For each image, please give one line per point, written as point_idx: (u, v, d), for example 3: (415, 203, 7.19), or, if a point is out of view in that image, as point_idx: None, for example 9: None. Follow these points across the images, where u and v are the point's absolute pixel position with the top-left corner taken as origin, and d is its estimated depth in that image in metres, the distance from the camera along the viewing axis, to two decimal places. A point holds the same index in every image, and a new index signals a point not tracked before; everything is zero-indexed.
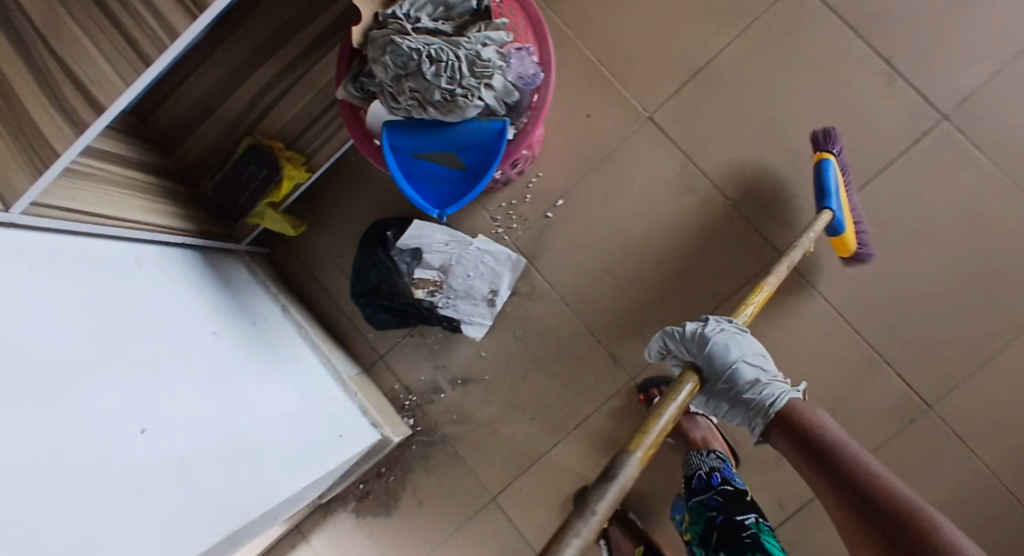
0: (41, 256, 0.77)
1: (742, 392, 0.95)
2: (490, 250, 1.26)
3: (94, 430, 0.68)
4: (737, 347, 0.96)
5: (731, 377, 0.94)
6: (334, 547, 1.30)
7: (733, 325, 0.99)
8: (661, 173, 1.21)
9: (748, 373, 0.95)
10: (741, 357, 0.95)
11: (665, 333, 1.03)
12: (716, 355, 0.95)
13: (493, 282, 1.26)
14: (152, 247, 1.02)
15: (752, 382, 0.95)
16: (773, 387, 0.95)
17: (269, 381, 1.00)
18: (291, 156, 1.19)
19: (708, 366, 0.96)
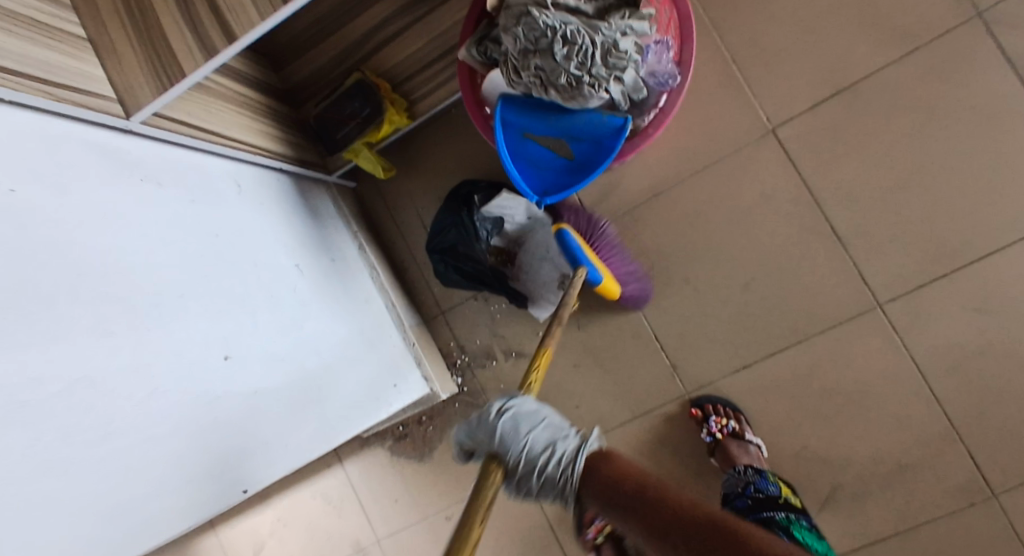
0: (155, 168, 0.79)
1: (550, 464, 0.76)
2: (566, 231, 1.23)
3: (181, 354, 0.70)
4: (518, 426, 0.78)
5: (525, 453, 0.77)
6: (364, 476, 1.37)
7: (513, 404, 0.81)
8: (771, 192, 1.14)
9: (537, 439, 0.77)
10: (528, 432, 0.78)
11: (460, 429, 0.83)
12: (511, 440, 0.77)
13: (563, 266, 1.22)
14: (251, 169, 1.03)
15: (540, 457, 0.76)
16: (565, 447, 0.77)
17: (338, 323, 1.02)
18: (395, 100, 1.16)
19: (501, 449, 0.77)
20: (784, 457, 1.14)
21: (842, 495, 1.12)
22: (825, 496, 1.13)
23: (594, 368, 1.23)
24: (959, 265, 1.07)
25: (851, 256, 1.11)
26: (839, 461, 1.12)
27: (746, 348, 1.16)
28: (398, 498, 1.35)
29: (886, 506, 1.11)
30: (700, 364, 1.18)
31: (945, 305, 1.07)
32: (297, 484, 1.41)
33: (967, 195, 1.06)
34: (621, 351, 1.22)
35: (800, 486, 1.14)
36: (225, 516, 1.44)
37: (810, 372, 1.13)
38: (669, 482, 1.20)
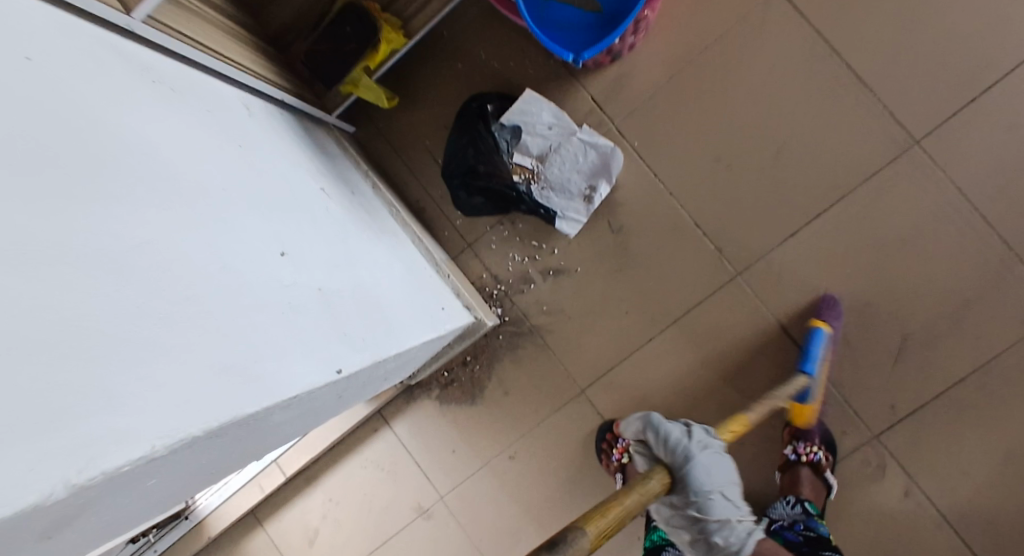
0: (161, 72, 0.71)
1: (710, 525, 0.81)
2: (596, 141, 1.17)
3: (244, 241, 0.61)
4: (708, 472, 0.80)
5: (701, 507, 0.79)
6: (415, 434, 1.30)
7: (712, 440, 0.83)
8: (788, 52, 1.12)
9: (719, 510, 0.80)
10: (716, 488, 0.80)
11: (648, 417, 0.85)
12: (694, 477, 0.79)
13: (591, 179, 1.18)
14: (255, 97, 0.95)
15: (711, 518, 0.80)
16: (741, 527, 0.83)
17: (376, 246, 0.94)
18: (388, 19, 1.10)
19: (681, 482, 0.79)
20: (851, 316, 1.12)
21: (915, 342, 1.10)
22: (897, 347, 1.11)
23: (637, 270, 1.19)
24: (985, 88, 1.07)
25: (879, 100, 1.10)
26: (904, 309, 1.11)
27: (788, 217, 1.13)
28: (456, 449, 1.28)
29: (960, 343, 1.09)
30: (746, 242, 1.15)
31: (978, 130, 1.08)
32: (344, 458, 1.32)
33: (980, 17, 1.06)
34: (661, 246, 1.18)
35: (872, 343, 1.12)
36: (270, 509, 1.34)
37: (857, 226, 1.11)
38: (739, 367, 1.16)
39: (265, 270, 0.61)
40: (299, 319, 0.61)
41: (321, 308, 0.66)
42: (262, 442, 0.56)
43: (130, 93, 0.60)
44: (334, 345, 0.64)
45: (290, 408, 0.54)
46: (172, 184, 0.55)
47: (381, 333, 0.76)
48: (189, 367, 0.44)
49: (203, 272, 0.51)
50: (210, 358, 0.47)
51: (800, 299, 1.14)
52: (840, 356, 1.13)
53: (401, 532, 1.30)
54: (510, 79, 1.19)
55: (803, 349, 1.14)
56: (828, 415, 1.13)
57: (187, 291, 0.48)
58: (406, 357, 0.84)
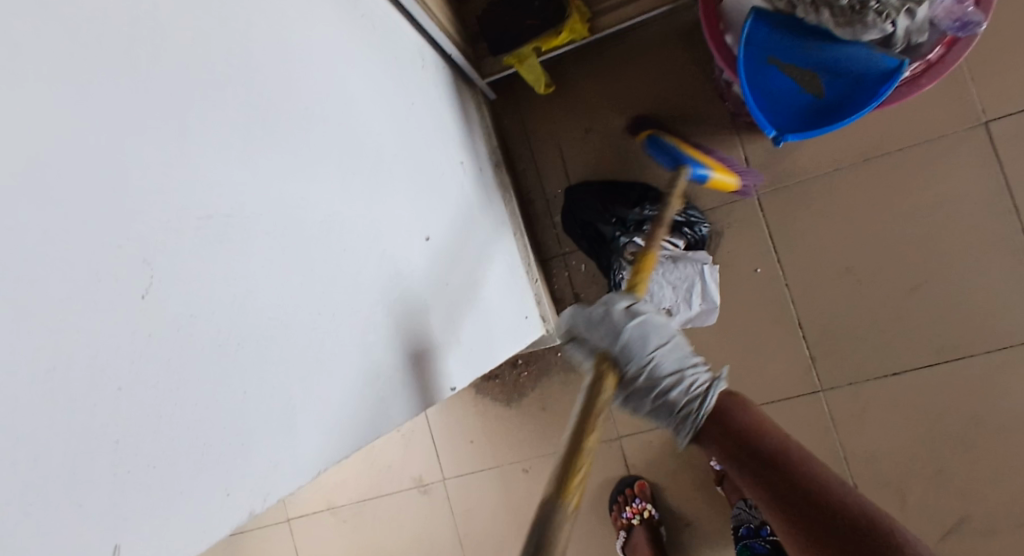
0: (365, 8, 0.67)
1: (664, 385, 0.70)
2: (706, 291, 1.12)
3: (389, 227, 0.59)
4: (646, 338, 0.70)
5: (648, 363, 0.69)
6: (440, 412, 1.28)
7: (645, 309, 0.71)
8: (965, 190, 1.05)
9: (668, 360, 0.70)
10: (658, 349, 0.70)
11: (575, 308, 0.74)
12: (631, 348, 0.69)
13: (675, 304, 1.12)
14: (428, 45, 0.91)
15: (665, 373, 0.70)
16: (695, 377, 0.70)
17: (489, 240, 0.92)
18: (580, 7, 1.03)
19: (623, 356, 0.69)
20: (917, 475, 1.07)
21: (969, 526, 1.05)
22: (950, 523, 1.06)
23: (721, 345, 1.14)
24: None
25: None
26: (974, 490, 1.05)
27: (893, 353, 1.08)
28: (475, 441, 1.26)
29: (1013, 544, 1.04)
30: (841, 363, 1.09)
31: None
32: None
33: None
34: (755, 330, 1.13)
35: (925, 509, 1.07)
36: None
37: (961, 391, 1.05)
38: None
39: (402, 256, 0.61)
40: (422, 316, 0.62)
41: (437, 306, 0.66)
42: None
43: (341, 40, 0.58)
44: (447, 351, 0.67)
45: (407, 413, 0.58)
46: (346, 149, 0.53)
47: (481, 341, 0.78)
48: (351, 378, 0.48)
49: (359, 264, 0.52)
50: (359, 364, 0.50)
51: (871, 438, 1.09)
52: (888, 511, 1.07)
53: (393, 495, 1.30)
54: (672, 109, 1.14)
55: (854, 488, 1.09)
56: None
57: (348, 291, 0.49)
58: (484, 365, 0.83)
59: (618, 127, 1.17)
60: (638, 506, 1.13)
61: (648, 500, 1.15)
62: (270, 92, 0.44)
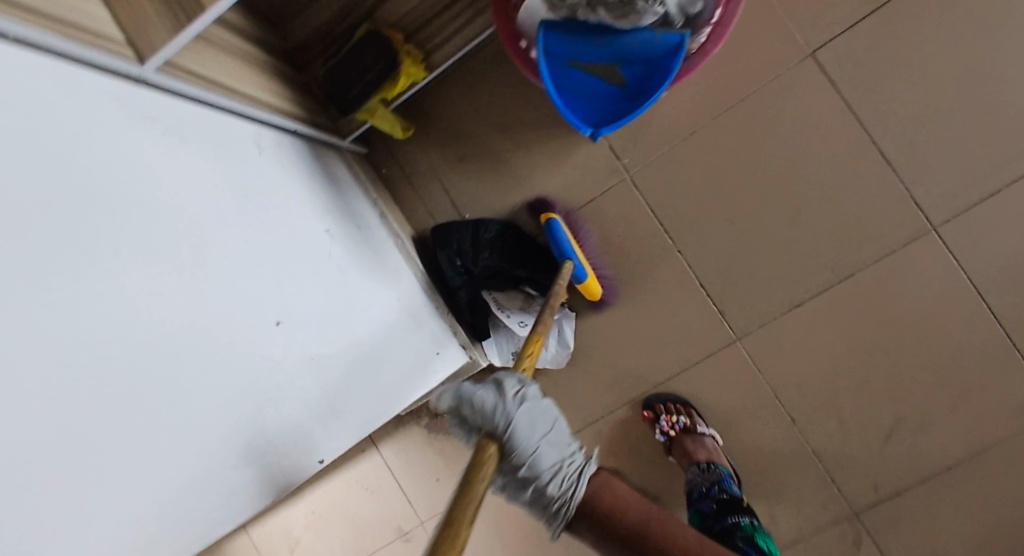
0: (173, 121, 0.70)
1: (544, 485, 0.76)
2: (562, 335, 1.21)
3: (219, 324, 0.65)
4: (533, 428, 0.74)
5: (529, 463, 0.74)
6: (401, 458, 1.31)
7: (531, 390, 0.76)
8: (812, 121, 1.10)
9: (547, 461, 0.76)
10: (543, 440, 0.75)
11: (459, 387, 0.76)
12: (519, 436, 0.72)
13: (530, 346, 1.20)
14: (269, 129, 0.94)
15: (541, 473, 0.76)
16: (570, 469, 0.79)
17: (378, 293, 0.96)
18: (410, 51, 1.06)
19: (509, 445, 0.71)
20: (846, 393, 1.12)
21: (905, 428, 1.10)
22: (887, 430, 1.11)
23: (638, 322, 1.19)
24: (1008, 182, 1.05)
25: (902, 182, 1.08)
26: (901, 393, 1.10)
27: (792, 288, 1.13)
28: (440, 477, 1.29)
29: (951, 435, 1.09)
30: (750, 308, 1.14)
31: (997, 224, 1.06)
32: (329, 473, 1.34)
33: (1010, 111, 1.05)
34: (664, 300, 1.18)
35: (862, 423, 1.12)
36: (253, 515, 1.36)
37: (863, 306, 1.10)
38: (730, 428, 1.17)
39: (235, 345, 0.67)
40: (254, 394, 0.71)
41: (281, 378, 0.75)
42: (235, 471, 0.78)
43: (142, 166, 0.61)
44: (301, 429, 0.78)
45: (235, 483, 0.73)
46: (153, 270, 0.58)
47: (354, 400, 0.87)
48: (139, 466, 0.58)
49: (179, 397, 0.61)
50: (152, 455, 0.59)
51: (795, 371, 1.13)
52: (828, 434, 1.13)
53: (378, 551, 1.32)
54: (531, 119, 1.19)
55: (793, 421, 1.14)
56: (811, 488, 1.13)
57: (152, 398, 0.58)
58: (372, 403, 0.92)
59: (488, 148, 1.22)
60: None
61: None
62: (47, 251, 0.48)
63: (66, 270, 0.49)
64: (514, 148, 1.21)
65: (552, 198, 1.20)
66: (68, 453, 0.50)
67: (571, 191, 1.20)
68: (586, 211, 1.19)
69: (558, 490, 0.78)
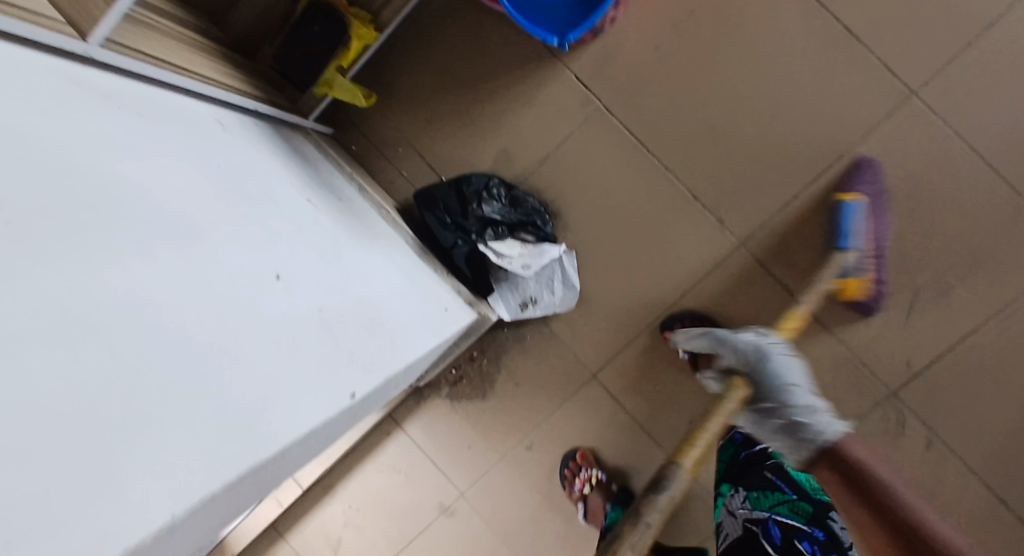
0: (124, 96, 0.66)
1: (796, 416, 0.84)
2: (566, 276, 1.18)
3: (224, 281, 0.58)
4: (785, 367, 0.90)
5: (779, 395, 0.87)
6: (429, 433, 1.29)
7: (787, 344, 0.94)
8: (772, 11, 1.09)
9: (801, 398, 0.86)
10: (796, 383, 0.88)
11: (713, 329, 1.01)
12: (770, 369, 0.90)
13: (537, 292, 1.19)
14: (228, 111, 0.91)
15: (794, 406, 0.86)
16: (825, 419, 0.83)
17: (372, 257, 0.92)
18: (357, 14, 1.06)
19: (761, 379, 0.90)
20: None
21: (925, 298, 1.09)
22: (907, 304, 1.10)
23: (640, 249, 1.17)
24: (978, 31, 1.04)
25: (873, 53, 1.07)
26: (914, 264, 1.09)
27: (786, 181, 1.11)
28: (472, 444, 1.27)
29: (971, 295, 1.08)
30: (746, 211, 1.13)
31: (975, 75, 1.05)
32: (360, 464, 1.31)
33: None
34: (660, 220, 1.16)
35: (881, 302, 1.11)
36: (291, 522, 1.33)
37: None
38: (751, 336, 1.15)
39: (253, 304, 0.60)
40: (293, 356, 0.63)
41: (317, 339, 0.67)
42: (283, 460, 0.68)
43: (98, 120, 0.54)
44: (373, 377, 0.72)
45: (305, 446, 0.65)
46: (142, 218, 0.51)
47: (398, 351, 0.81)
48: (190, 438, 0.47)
49: (228, 350, 0.54)
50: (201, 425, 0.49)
51: (804, 264, 1.12)
52: (850, 320, 1.11)
53: (424, 532, 1.29)
54: (492, 66, 1.17)
55: (813, 315, 1.13)
56: (842, 377, 1.12)
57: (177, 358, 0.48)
58: (410, 365, 0.85)
59: (455, 105, 1.19)
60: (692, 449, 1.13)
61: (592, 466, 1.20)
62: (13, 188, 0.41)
63: (57, 203, 0.43)
64: (482, 99, 1.18)
65: (529, 141, 1.18)
66: (98, 412, 0.40)
67: (547, 130, 1.17)
68: (565, 148, 1.17)
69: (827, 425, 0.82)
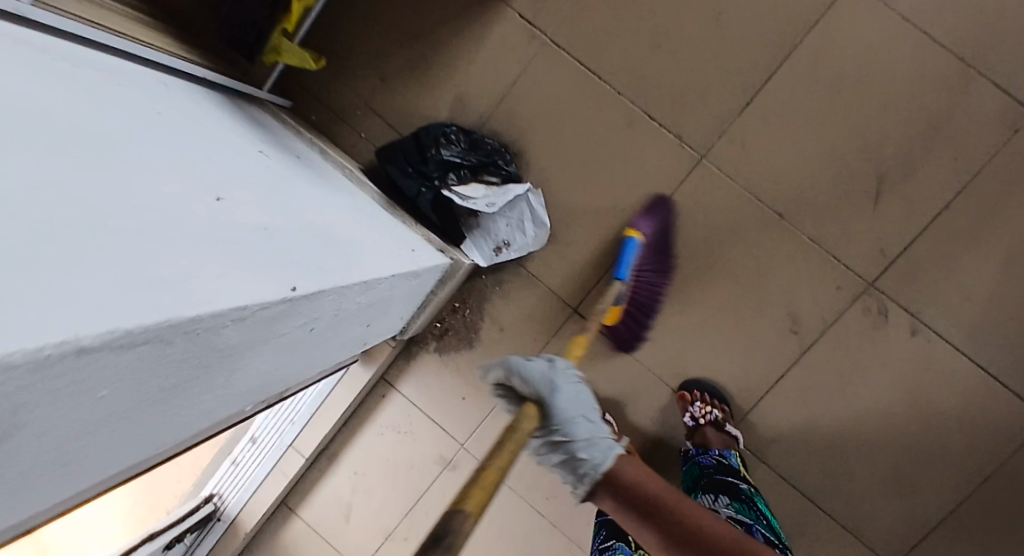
0: (43, 41, 0.65)
1: (574, 449, 0.80)
2: (535, 214, 1.19)
3: (167, 180, 0.56)
4: (569, 398, 0.80)
5: (565, 430, 0.80)
6: (423, 389, 1.30)
7: (565, 364, 0.83)
8: None
9: (579, 430, 0.81)
10: (578, 413, 0.81)
11: (508, 362, 0.80)
12: (558, 399, 0.79)
13: (509, 233, 1.19)
14: (168, 75, 0.91)
15: (575, 439, 0.80)
16: (602, 442, 0.81)
17: (327, 200, 0.92)
18: None
19: (552, 402, 0.79)
20: (822, 170, 1.11)
21: (891, 181, 1.09)
22: (875, 190, 1.10)
23: (604, 176, 1.18)
24: None
25: None
26: (875, 149, 1.09)
27: (738, 88, 1.12)
28: (466, 395, 1.29)
29: (935, 170, 1.08)
30: (703, 122, 1.14)
31: None
32: (360, 429, 1.33)
33: None
34: (621, 144, 1.17)
35: (849, 193, 1.11)
36: (300, 496, 1.35)
37: (811, 79, 1.10)
38: (725, 246, 1.15)
39: (201, 202, 0.58)
40: (257, 247, 0.60)
41: (277, 241, 0.65)
42: (217, 385, 0.59)
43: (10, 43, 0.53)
44: (324, 282, 0.66)
45: (271, 344, 0.62)
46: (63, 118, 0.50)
47: (359, 274, 0.76)
48: (163, 278, 0.44)
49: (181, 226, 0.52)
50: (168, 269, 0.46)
51: (767, 167, 1.13)
52: (819, 216, 1.12)
53: (431, 487, 1.30)
54: (437, 17, 1.19)
55: (782, 217, 1.13)
56: (820, 274, 1.13)
57: (129, 220, 0.46)
58: (375, 289, 0.83)
59: (406, 61, 1.21)
60: (699, 410, 1.13)
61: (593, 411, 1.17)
62: None
63: None
64: (431, 51, 1.20)
65: (482, 86, 1.20)
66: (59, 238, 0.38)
67: (499, 73, 1.19)
68: (519, 87, 1.19)
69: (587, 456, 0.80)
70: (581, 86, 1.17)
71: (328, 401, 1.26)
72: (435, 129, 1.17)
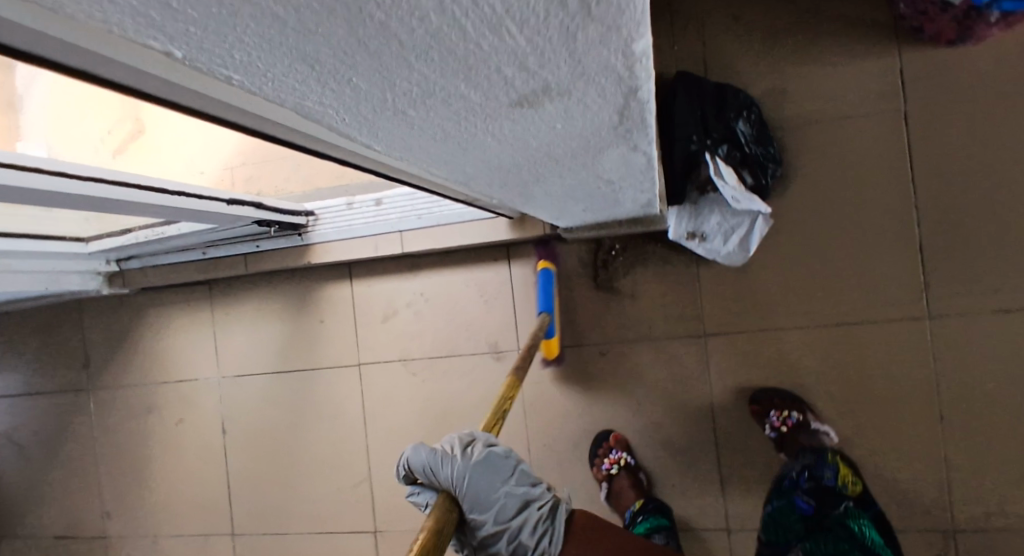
0: None
1: (514, 534, 0.75)
2: (747, 236, 1.14)
3: None
4: (490, 476, 0.74)
5: (495, 513, 0.74)
6: (527, 282, 1.28)
7: (478, 446, 0.76)
8: None
9: (512, 499, 0.76)
10: (505, 484, 0.76)
11: (421, 453, 0.75)
12: (477, 498, 0.73)
13: (712, 231, 1.15)
14: None
15: (504, 529, 0.75)
16: (536, 499, 0.79)
17: None
18: None
19: (473, 504, 0.73)
20: (1005, 415, 1.06)
21: None
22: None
23: (830, 258, 1.12)
24: None
25: None
26: None
27: (1009, 292, 1.05)
28: (556, 316, 1.27)
29: None
30: (953, 291, 1.07)
31: None
32: (454, 266, 1.32)
33: None
34: (869, 246, 1.11)
35: (1007, 452, 1.06)
36: (364, 272, 1.37)
37: None
38: (869, 398, 1.12)
39: None
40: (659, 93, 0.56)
41: None
42: (527, 176, 0.56)
43: None
44: (647, 170, 0.59)
45: (584, 179, 0.59)
46: None
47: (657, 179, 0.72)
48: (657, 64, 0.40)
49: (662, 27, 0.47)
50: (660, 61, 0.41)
51: (965, 371, 1.07)
52: (966, 445, 1.07)
53: (467, 356, 1.32)
54: (829, 10, 1.10)
55: (940, 418, 1.08)
56: (920, 486, 1.09)
57: None
58: (639, 198, 0.79)
59: (768, 20, 1.13)
60: None
61: (624, 451, 1.21)
62: None
63: None
64: (798, 31, 1.12)
65: (807, 98, 1.12)
66: None
67: (831, 99, 1.11)
68: (835, 126, 1.11)
69: (421, 489, 0.76)
70: (887, 173, 1.10)
71: (455, 224, 1.24)
72: (744, 98, 1.10)
